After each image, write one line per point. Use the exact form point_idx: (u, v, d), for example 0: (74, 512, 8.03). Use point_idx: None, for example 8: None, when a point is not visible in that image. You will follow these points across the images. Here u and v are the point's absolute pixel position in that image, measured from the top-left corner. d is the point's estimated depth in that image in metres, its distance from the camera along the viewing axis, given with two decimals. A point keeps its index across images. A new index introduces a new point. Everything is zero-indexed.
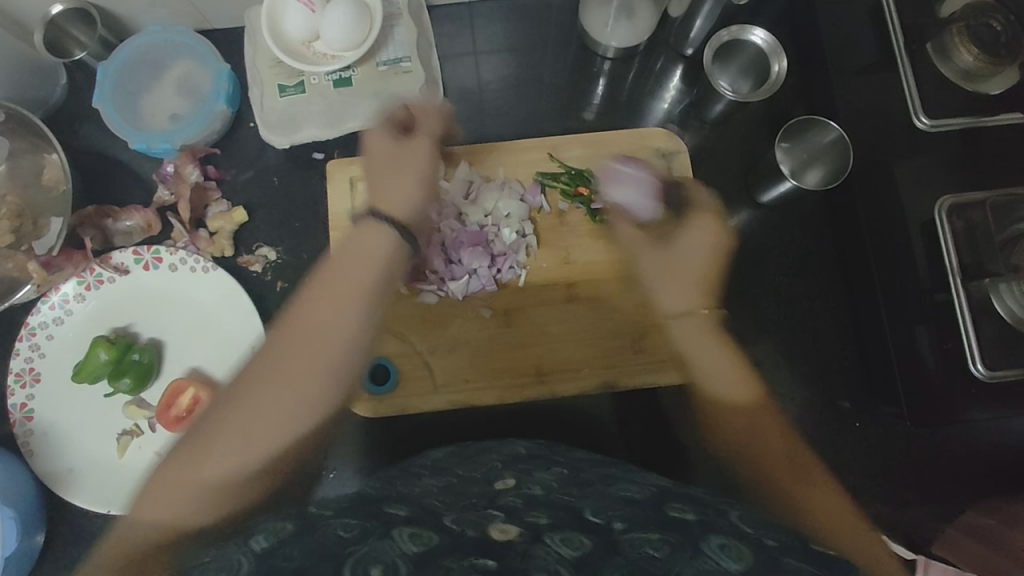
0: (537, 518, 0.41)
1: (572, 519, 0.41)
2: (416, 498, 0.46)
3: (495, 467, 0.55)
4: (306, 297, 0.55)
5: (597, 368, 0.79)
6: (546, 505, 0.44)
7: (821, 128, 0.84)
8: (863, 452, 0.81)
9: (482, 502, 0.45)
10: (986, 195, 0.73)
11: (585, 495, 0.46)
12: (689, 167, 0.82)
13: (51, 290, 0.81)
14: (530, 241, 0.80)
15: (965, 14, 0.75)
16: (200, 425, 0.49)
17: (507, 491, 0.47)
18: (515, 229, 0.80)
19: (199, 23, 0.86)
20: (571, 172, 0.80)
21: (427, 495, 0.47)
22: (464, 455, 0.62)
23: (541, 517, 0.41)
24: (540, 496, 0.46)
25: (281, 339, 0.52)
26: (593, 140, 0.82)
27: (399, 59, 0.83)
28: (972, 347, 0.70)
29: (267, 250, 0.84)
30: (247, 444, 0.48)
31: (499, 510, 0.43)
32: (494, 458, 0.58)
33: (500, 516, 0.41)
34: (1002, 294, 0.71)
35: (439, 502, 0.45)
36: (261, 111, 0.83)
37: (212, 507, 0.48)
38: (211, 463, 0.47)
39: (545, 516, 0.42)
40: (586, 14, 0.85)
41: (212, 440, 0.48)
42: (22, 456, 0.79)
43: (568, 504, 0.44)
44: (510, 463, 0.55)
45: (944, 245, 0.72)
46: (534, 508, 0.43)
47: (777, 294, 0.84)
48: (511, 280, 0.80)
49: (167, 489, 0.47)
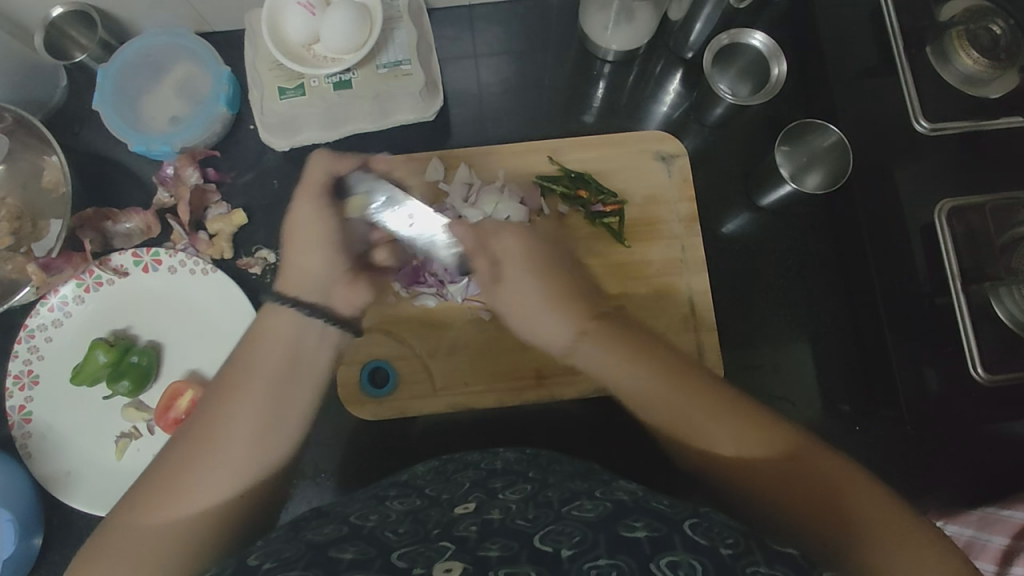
0: (488, 551, 0.41)
1: (522, 550, 0.41)
2: (375, 535, 0.46)
3: (461, 490, 0.55)
4: (225, 373, 0.61)
5: None
6: (498, 534, 0.44)
7: (821, 131, 0.83)
8: (864, 455, 0.80)
9: (438, 534, 0.45)
10: (986, 199, 0.74)
11: (539, 516, 0.46)
12: (688, 170, 0.82)
13: (50, 291, 0.81)
14: None
15: (965, 19, 0.76)
16: (149, 476, 0.54)
17: (466, 517, 0.48)
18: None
19: (199, 25, 0.86)
20: (572, 176, 0.80)
21: (383, 531, 0.46)
22: (443, 472, 0.61)
23: (492, 550, 0.41)
24: (494, 523, 0.46)
25: (212, 407, 0.57)
26: (593, 143, 0.82)
27: (399, 62, 0.81)
28: (972, 349, 0.71)
29: (267, 252, 0.84)
30: (188, 488, 0.52)
31: (450, 542, 0.43)
32: (468, 476, 0.59)
33: (451, 550, 0.42)
34: (1002, 298, 0.72)
35: (395, 539, 0.45)
36: (261, 114, 0.82)
37: (171, 552, 0.50)
38: (162, 508, 0.51)
39: (497, 548, 0.41)
40: (586, 17, 0.85)
41: (164, 487, 0.52)
42: (21, 459, 0.79)
43: (519, 529, 0.44)
44: (479, 483, 0.56)
45: (943, 249, 0.73)
46: (486, 539, 0.43)
47: (779, 298, 0.84)
48: None
49: (126, 534, 0.50)
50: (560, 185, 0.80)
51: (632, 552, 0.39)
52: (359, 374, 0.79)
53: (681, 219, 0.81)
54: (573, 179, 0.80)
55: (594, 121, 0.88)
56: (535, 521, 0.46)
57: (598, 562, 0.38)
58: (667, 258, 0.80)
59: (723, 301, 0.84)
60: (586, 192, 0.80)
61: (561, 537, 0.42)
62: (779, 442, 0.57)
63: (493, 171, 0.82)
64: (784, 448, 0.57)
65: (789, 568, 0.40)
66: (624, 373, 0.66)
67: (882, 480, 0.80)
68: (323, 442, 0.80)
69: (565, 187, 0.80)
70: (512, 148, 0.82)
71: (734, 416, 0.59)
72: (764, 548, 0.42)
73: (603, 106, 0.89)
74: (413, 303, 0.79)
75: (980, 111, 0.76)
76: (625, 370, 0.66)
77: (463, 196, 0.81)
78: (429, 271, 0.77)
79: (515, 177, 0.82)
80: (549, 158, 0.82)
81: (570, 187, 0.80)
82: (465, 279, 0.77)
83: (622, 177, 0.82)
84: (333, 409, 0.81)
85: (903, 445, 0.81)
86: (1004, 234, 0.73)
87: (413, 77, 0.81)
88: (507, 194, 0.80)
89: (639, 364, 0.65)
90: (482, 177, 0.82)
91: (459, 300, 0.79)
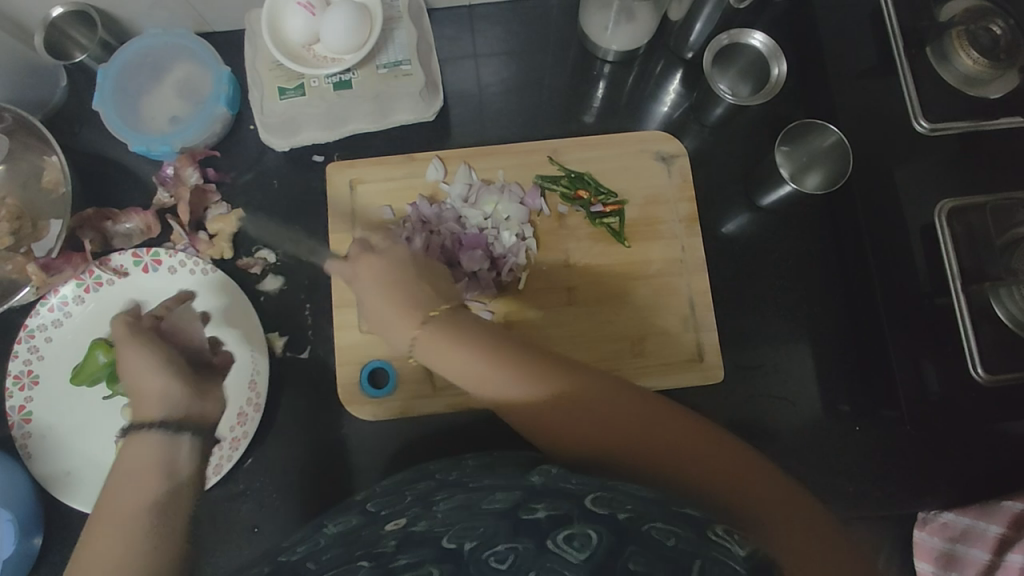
0: (398, 561, 0.44)
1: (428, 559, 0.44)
2: (298, 564, 0.47)
3: (409, 503, 0.56)
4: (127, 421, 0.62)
5: None
6: (413, 543, 0.47)
7: (821, 131, 0.83)
8: (864, 455, 0.81)
9: (359, 553, 0.47)
10: (985, 199, 0.74)
11: (452, 518, 0.49)
12: (687, 170, 0.82)
13: (50, 292, 0.81)
14: (530, 245, 0.80)
15: (965, 19, 0.76)
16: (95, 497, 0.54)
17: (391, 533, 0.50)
18: (514, 232, 0.80)
19: (199, 26, 0.86)
20: (571, 176, 0.81)
21: (308, 560, 0.48)
22: (403, 485, 0.63)
23: (402, 560, 0.44)
24: (414, 532, 0.48)
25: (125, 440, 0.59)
26: (593, 144, 0.83)
27: (399, 62, 0.81)
28: (972, 351, 0.71)
29: (267, 252, 0.84)
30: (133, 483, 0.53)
31: (367, 559, 0.46)
32: (421, 488, 0.60)
33: (366, 565, 0.45)
34: (1003, 298, 0.71)
35: (316, 563, 0.47)
36: (261, 114, 0.82)
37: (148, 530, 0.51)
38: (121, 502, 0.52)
39: (407, 558, 0.44)
40: (585, 17, 0.85)
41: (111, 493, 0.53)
42: (21, 459, 0.79)
43: (433, 532, 0.48)
44: (424, 494, 0.58)
45: (943, 247, 0.73)
46: (399, 551, 0.46)
47: (778, 298, 0.84)
48: (511, 283, 0.80)
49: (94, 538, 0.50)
50: (560, 186, 0.81)
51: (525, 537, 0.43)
52: (359, 376, 0.80)
53: (681, 219, 0.81)
54: (573, 179, 0.81)
55: (593, 121, 0.88)
56: (450, 522, 0.48)
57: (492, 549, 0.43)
58: (667, 258, 0.80)
59: (723, 301, 0.84)
60: (586, 193, 0.81)
61: (466, 533, 0.46)
62: (669, 421, 0.57)
63: (493, 171, 0.82)
64: (681, 428, 0.57)
65: (688, 529, 0.43)
66: (468, 357, 0.63)
67: (881, 480, 0.80)
68: (323, 442, 0.81)
69: (564, 187, 0.81)
70: (512, 147, 0.82)
71: (628, 399, 0.59)
72: (658, 501, 0.46)
73: (604, 106, 0.89)
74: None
75: (981, 110, 0.75)
76: (489, 357, 0.62)
77: (463, 196, 0.81)
78: None
79: (515, 177, 0.82)
80: (549, 158, 0.82)
81: (570, 187, 0.81)
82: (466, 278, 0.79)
83: (621, 177, 0.82)
84: (333, 409, 0.81)
85: (903, 445, 0.81)
86: (1004, 235, 0.73)
87: (414, 77, 0.81)
88: (507, 194, 0.81)
89: (514, 348, 0.63)
90: (482, 177, 0.82)
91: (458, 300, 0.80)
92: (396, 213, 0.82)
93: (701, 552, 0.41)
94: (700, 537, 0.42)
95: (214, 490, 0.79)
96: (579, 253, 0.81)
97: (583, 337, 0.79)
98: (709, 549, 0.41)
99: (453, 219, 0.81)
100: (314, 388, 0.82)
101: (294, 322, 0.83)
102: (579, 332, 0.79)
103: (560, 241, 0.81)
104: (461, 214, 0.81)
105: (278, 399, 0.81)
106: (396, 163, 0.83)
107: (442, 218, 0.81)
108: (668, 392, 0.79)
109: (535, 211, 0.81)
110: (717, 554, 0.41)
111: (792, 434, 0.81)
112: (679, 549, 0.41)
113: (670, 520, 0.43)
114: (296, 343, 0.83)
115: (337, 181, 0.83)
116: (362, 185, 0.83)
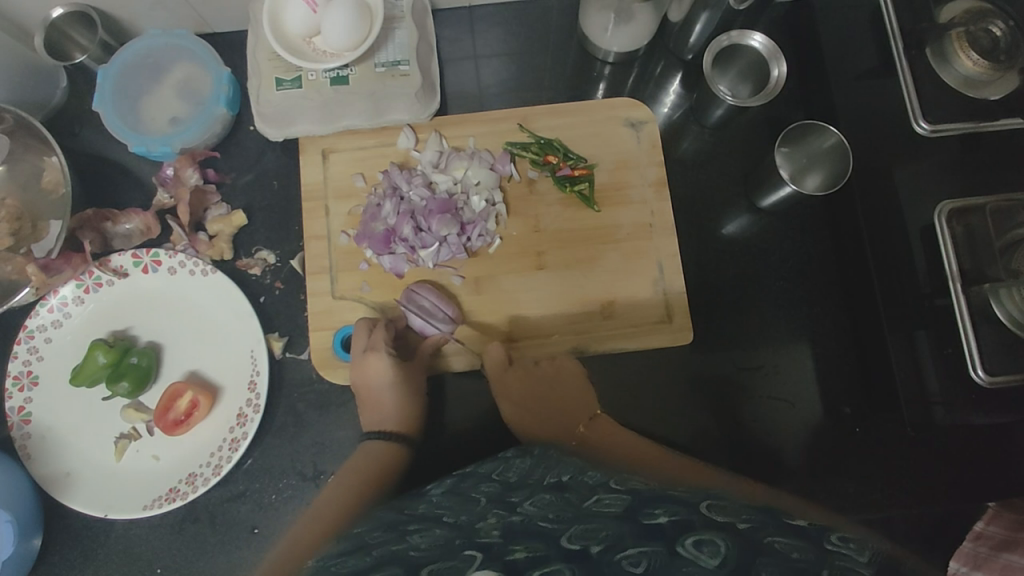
0: (517, 552, 0.42)
1: (551, 550, 0.42)
2: (399, 554, 0.47)
3: (478, 507, 0.56)
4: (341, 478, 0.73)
5: (568, 334, 0.81)
6: (525, 536, 0.45)
7: (821, 132, 0.83)
8: (860, 460, 0.81)
9: (461, 543, 0.47)
10: (987, 199, 0.72)
11: (562, 516, 0.48)
12: (656, 136, 0.84)
13: (50, 293, 0.81)
14: (499, 210, 0.81)
15: (964, 20, 0.75)
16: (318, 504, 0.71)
17: (487, 526, 0.49)
18: (484, 198, 0.81)
19: (198, 27, 0.87)
20: (540, 142, 0.81)
21: (407, 550, 0.47)
22: (457, 491, 0.64)
23: (520, 550, 0.43)
24: (517, 526, 0.47)
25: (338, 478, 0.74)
26: (564, 110, 0.84)
27: (398, 62, 0.80)
28: (973, 352, 0.68)
29: (267, 253, 0.85)
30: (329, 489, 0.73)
31: (477, 551, 0.44)
32: (484, 490, 0.61)
33: (479, 556, 0.43)
34: (1002, 298, 0.69)
35: (416, 553, 0.47)
36: (257, 103, 0.80)
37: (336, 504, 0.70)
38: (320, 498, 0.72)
39: (524, 548, 0.43)
40: (586, 18, 0.85)
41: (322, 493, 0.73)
42: (19, 460, 0.79)
43: (547, 532, 0.45)
44: (495, 498, 0.57)
45: (944, 249, 0.71)
46: (511, 542, 0.44)
47: (778, 295, 0.85)
48: (481, 248, 0.81)
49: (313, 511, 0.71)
50: (529, 152, 0.81)
51: (657, 535, 0.41)
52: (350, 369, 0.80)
53: (649, 184, 0.82)
54: (542, 145, 0.81)
55: None
56: (559, 522, 0.47)
57: (629, 551, 0.40)
58: (637, 222, 0.82)
59: (725, 300, 0.84)
60: (555, 158, 0.81)
61: (589, 534, 0.43)
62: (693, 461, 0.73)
63: (464, 139, 0.84)
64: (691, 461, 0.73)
65: (807, 544, 0.41)
66: (663, 309, 0.81)
67: (881, 481, 0.80)
68: (324, 442, 0.81)
69: (533, 154, 0.81)
70: (479, 115, 0.84)
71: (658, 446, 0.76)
72: (772, 519, 0.45)
73: None
74: (385, 269, 0.81)
75: (983, 110, 0.74)
76: (673, 303, 0.81)
77: (433, 164, 0.83)
78: (399, 236, 0.80)
79: (485, 144, 0.83)
80: (520, 125, 0.83)
81: (539, 153, 0.81)
82: (436, 244, 0.79)
83: (590, 144, 0.83)
84: (332, 409, 0.82)
85: (903, 446, 0.81)
86: (1005, 235, 0.71)
87: (411, 78, 0.80)
88: (476, 160, 0.82)
89: (679, 310, 0.81)
90: (452, 145, 0.83)
91: (431, 266, 0.81)
92: (367, 179, 0.83)
93: (829, 567, 0.39)
94: (820, 550, 0.40)
95: (215, 490, 0.80)
96: (550, 218, 0.82)
97: (558, 301, 0.81)
98: (830, 561, 0.39)
99: (422, 185, 0.82)
100: (313, 390, 0.82)
101: (293, 321, 0.83)
102: (554, 296, 0.81)
103: (531, 206, 0.82)
104: (430, 180, 0.82)
105: (279, 399, 0.82)
106: (368, 131, 0.83)
107: (410, 183, 0.82)
108: (636, 353, 0.82)
109: (505, 176, 0.83)
110: (843, 562, 0.40)
111: (789, 436, 0.81)
112: (807, 561, 0.39)
113: (789, 535, 0.42)
114: (295, 344, 0.83)
115: (309, 151, 0.83)
116: (334, 154, 0.83)
